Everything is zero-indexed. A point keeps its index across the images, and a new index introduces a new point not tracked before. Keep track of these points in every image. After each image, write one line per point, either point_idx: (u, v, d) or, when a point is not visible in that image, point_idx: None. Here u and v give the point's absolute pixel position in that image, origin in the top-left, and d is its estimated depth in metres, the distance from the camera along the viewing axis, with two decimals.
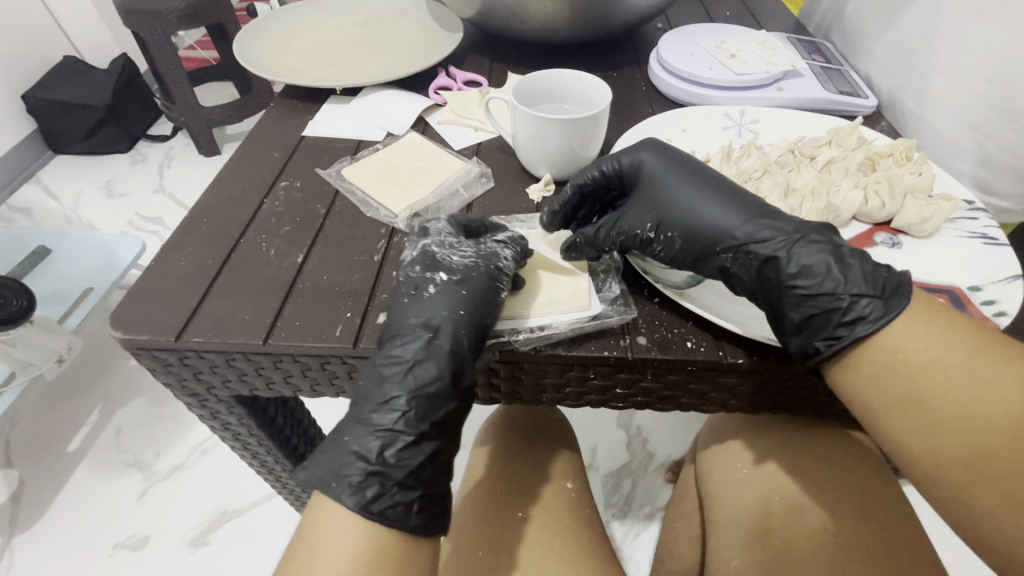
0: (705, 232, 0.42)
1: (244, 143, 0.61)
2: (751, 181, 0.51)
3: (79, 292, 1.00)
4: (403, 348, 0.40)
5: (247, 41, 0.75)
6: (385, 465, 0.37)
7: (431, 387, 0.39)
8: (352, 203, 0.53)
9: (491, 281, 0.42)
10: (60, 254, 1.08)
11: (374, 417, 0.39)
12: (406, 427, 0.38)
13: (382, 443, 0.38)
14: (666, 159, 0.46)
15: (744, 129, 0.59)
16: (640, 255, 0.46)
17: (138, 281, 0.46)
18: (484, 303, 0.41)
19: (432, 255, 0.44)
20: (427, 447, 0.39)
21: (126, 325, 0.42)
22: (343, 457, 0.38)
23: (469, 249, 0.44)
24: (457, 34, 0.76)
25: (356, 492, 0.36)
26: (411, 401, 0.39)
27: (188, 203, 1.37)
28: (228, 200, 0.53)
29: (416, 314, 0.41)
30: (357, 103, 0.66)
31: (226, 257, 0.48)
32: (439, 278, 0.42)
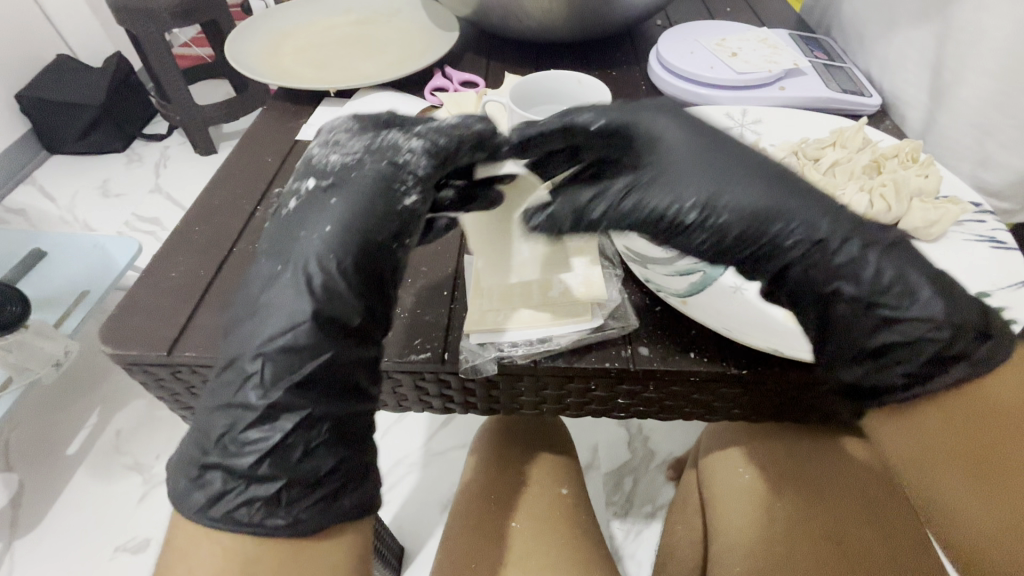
0: (761, 230, 0.34)
1: (238, 146, 0.60)
2: None
3: (74, 296, 0.99)
4: (261, 292, 0.34)
5: (239, 42, 0.74)
6: (225, 454, 0.33)
7: (285, 337, 0.32)
8: None
9: (392, 185, 0.36)
10: (55, 257, 1.07)
11: (229, 392, 0.33)
12: (256, 399, 0.32)
13: (231, 420, 0.33)
14: (678, 120, 0.37)
15: (747, 129, 0.56)
16: (640, 260, 0.44)
17: (129, 293, 0.45)
18: (384, 212, 0.36)
19: (310, 162, 0.38)
20: (281, 425, 0.32)
21: (117, 340, 0.41)
22: (211, 420, 0.34)
23: (352, 147, 0.37)
24: (453, 32, 0.75)
25: (201, 487, 0.33)
26: (259, 362, 0.32)
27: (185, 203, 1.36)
28: (221, 207, 0.52)
29: (303, 220, 0.35)
30: (352, 105, 0.65)
31: (219, 268, 0.47)
32: (309, 186, 0.37)
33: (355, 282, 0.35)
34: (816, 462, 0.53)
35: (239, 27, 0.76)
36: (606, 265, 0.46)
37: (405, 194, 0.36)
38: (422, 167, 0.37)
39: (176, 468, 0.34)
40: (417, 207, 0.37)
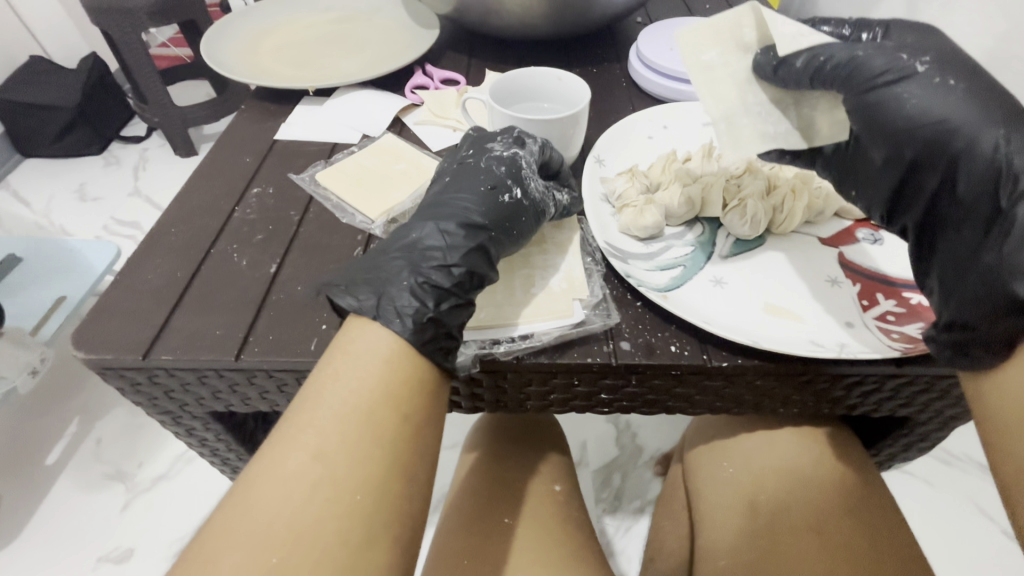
0: (962, 138, 0.35)
1: (215, 147, 0.59)
2: (733, 180, 0.49)
3: (50, 302, 0.98)
4: (453, 236, 0.40)
5: (215, 41, 0.73)
6: (439, 313, 0.36)
7: (484, 271, 0.40)
8: (327, 209, 0.52)
9: (523, 178, 0.44)
10: (30, 263, 1.04)
11: (431, 273, 0.38)
12: (457, 287, 0.38)
13: (416, 306, 0.36)
14: (960, 66, 0.36)
15: None
16: (621, 258, 0.45)
17: (103, 297, 0.44)
18: (512, 202, 0.43)
19: (518, 169, 0.44)
20: (470, 312, 0.39)
21: (90, 344, 0.40)
22: (405, 285, 0.37)
23: (543, 188, 0.45)
24: (434, 30, 0.75)
25: (415, 325, 0.35)
26: (466, 273, 0.39)
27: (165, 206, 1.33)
28: (198, 208, 0.52)
29: (460, 190, 0.43)
30: (331, 104, 0.65)
31: (196, 269, 0.46)
32: (515, 193, 0.43)
33: (496, 241, 0.41)
34: (808, 464, 0.53)
35: (215, 26, 0.75)
36: (588, 262, 0.46)
37: (529, 184, 0.44)
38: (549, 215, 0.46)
39: (375, 301, 0.36)
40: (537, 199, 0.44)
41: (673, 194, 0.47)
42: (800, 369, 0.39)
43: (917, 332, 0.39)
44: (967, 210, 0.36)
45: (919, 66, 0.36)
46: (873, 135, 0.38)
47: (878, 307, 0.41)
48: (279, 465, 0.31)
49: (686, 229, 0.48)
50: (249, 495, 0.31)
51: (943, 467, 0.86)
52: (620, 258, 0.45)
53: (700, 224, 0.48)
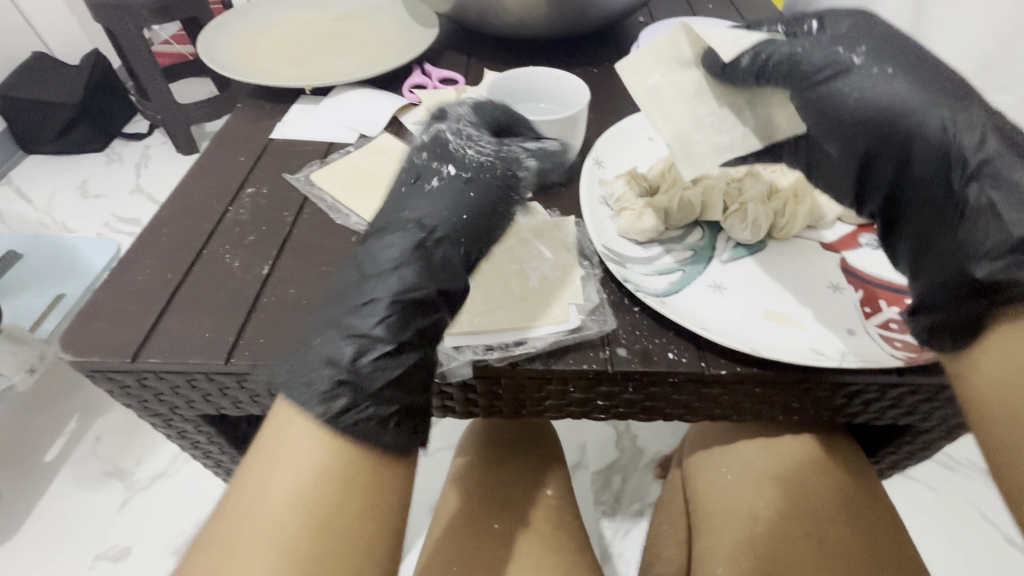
0: (915, 125, 0.33)
1: (208, 146, 0.58)
2: (735, 183, 0.48)
3: (51, 299, 0.98)
4: (385, 256, 0.36)
5: (213, 38, 0.72)
6: (362, 355, 0.33)
7: (414, 292, 0.35)
8: (321, 209, 0.51)
9: (493, 168, 0.41)
10: (31, 260, 1.04)
11: (352, 322, 0.34)
12: (386, 332, 0.34)
13: (340, 359, 0.33)
14: (897, 56, 0.34)
15: None
16: (618, 262, 0.44)
17: (92, 298, 0.43)
18: (490, 200, 0.40)
19: (445, 145, 0.41)
20: (408, 356, 0.35)
21: (78, 346, 0.40)
22: (328, 345, 0.34)
23: (488, 147, 0.41)
24: (433, 29, 0.74)
25: (324, 399, 0.31)
26: (392, 307, 0.35)
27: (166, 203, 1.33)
28: (190, 209, 0.51)
29: (422, 197, 0.39)
30: (329, 103, 0.64)
31: (188, 270, 0.45)
32: (447, 172, 0.40)
33: (469, 247, 0.39)
34: (821, 488, 0.51)
35: (214, 23, 0.74)
36: (584, 266, 0.45)
37: (506, 175, 0.41)
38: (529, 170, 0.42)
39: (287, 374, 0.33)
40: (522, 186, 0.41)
41: (673, 197, 0.46)
42: (801, 378, 0.38)
43: None
44: (921, 182, 0.34)
45: (856, 58, 0.35)
46: (825, 130, 0.36)
47: (880, 314, 0.41)
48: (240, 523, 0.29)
49: (685, 232, 0.47)
50: (214, 536, 0.29)
51: (947, 473, 0.85)
52: (618, 262, 0.44)
53: (699, 228, 0.48)
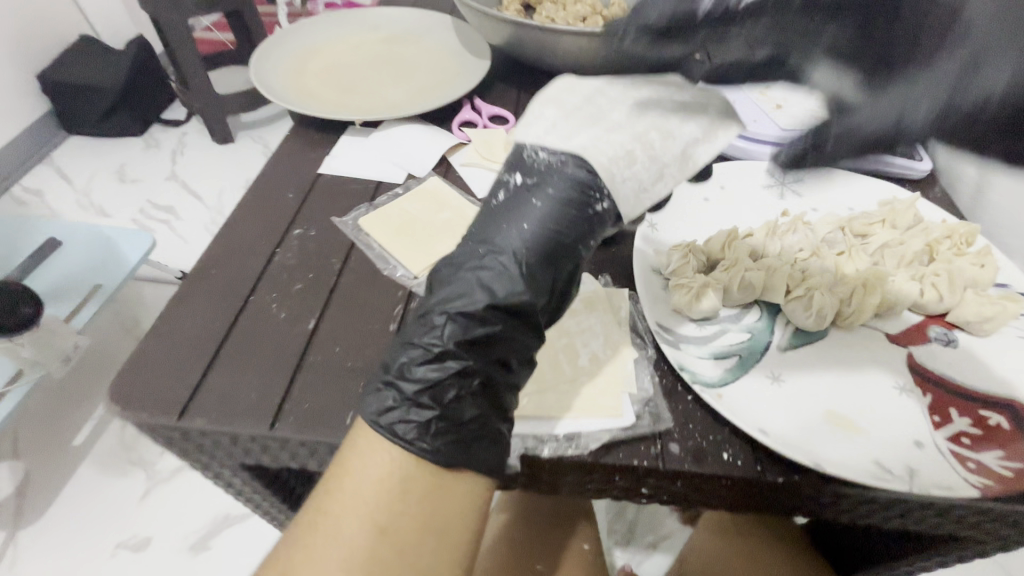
0: None
1: (258, 180, 0.58)
2: (798, 263, 0.46)
3: (86, 288, 0.99)
4: (461, 286, 0.37)
5: (264, 58, 0.72)
6: (416, 361, 0.35)
7: (465, 306, 0.36)
8: (368, 257, 0.51)
9: (588, 191, 0.39)
10: (71, 246, 1.06)
11: (410, 337, 0.36)
12: (441, 345, 0.35)
13: (407, 363, 0.36)
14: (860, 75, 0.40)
15: (787, 190, 0.57)
16: (674, 345, 0.42)
17: (140, 345, 0.43)
18: (573, 219, 0.39)
19: (522, 156, 0.40)
20: (451, 368, 0.35)
21: (128, 400, 0.39)
22: (392, 356, 0.36)
23: (556, 163, 0.39)
24: (484, 61, 0.73)
25: (379, 403, 0.35)
26: (445, 321, 0.36)
27: (203, 196, 1.34)
28: (239, 250, 0.51)
29: (513, 211, 0.39)
30: (376, 138, 0.63)
31: (236, 318, 0.45)
32: (524, 186, 0.39)
33: (549, 275, 0.38)
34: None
35: (266, 42, 0.74)
36: (638, 347, 0.44)
37: (597, 201, 0.39)
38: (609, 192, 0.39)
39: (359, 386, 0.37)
40: (608, 213, 0.40)
41: (734, 277, 0.44)
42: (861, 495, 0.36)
43: (995, 464, 0.36)
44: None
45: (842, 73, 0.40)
46: None
47: (950, 426, 0.38)
48: (324, 519, 0.32)
49: (741, 311, 0.45)
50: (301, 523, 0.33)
51: None
52: (673, 344, 0.42)
53: (757, 308, 0.46)
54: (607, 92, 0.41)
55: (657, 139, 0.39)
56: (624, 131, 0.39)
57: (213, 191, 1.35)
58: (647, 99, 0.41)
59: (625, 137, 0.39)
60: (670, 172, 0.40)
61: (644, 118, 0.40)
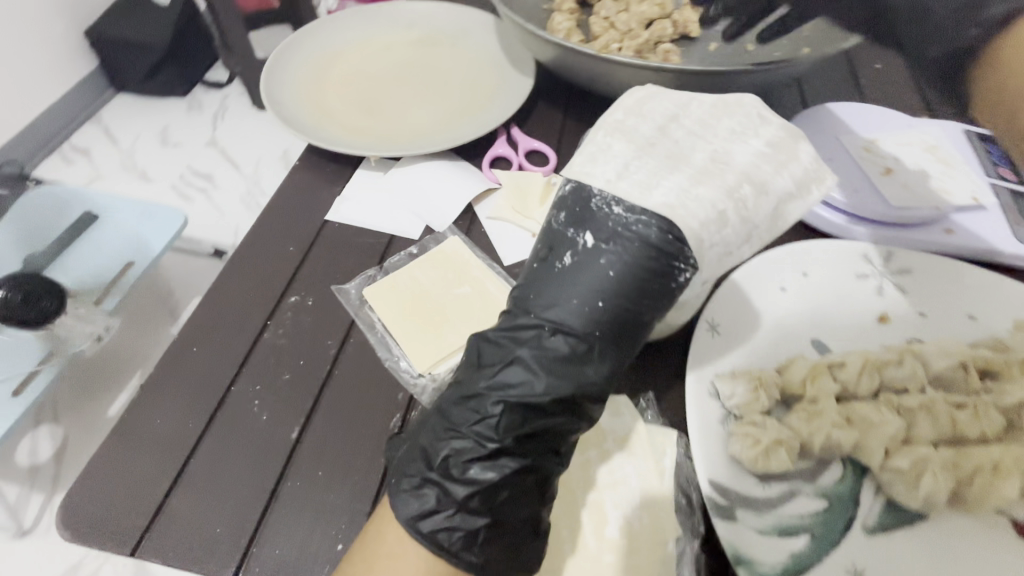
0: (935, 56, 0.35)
1: (257, 225, 0.51)
2: (903, 410, 0.36)
3: (115, 266, 0.68)
4: (513, 372, 0.35)
5: (280, 65, 0.64)
6: (473, 444, 0.34)
7: (525, 394, 0.34)
8: (370, 341, 0.43)
9: (669, 262, 0.35)
10: (108, 224, 0.72)
11: (461, 419, 0.35)
12: (495, 435, 0.34)
13: (462, 449, 0.34)
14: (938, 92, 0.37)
15: (888, 282, 0.45)
16: (727, 512, 0.34)
17: (102, 447, 0.38)
18: (644, 292, 0.36)
19: (583, 206, 0.37)
20: (505, 465, 0.33)
21: (80, 523, 0.35)
22: (440, 440, 0.34)
23: (623, 224, 0.35)
24: (527, 78, 0.62)
25: (416, 498, 0.33)
26: (502, 410, 0.34)
27: (242, 162, 0.91)
28: (226, 322, 0.44)
29: (579, 285, 0.36)
30: (393, 176, 0.55)
31: (211, 420, 0.39)
32: (583, 248, 0.36)
33: (619, 352, 0.37)
34: None
35: (283, 44, 0.66)
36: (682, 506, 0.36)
37: (681, 271, 0.36)
38: (685, 269, 0.36)
39: (399, 462, 0.35)
40: (688, 283, 0.37)
41: (815, 430, 0.35)
42: None
43: None
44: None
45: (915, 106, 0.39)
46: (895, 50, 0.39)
47: None
48: None
49: (818, 468, 0.36)
50: None
51: None
52: (726, 508, 0.34)
53: (841, 464, 0.36)
54: (673, 132, 0.38)
55: (751, 195, 0.35)
56: (715, 186, 0.35)
57: (255, 159, 0.92)
58: (724, 148, 0.37)
59: (718, 193, 0.35)
60: (759, 235, 0.36)
61: (731, 168, 0.36)
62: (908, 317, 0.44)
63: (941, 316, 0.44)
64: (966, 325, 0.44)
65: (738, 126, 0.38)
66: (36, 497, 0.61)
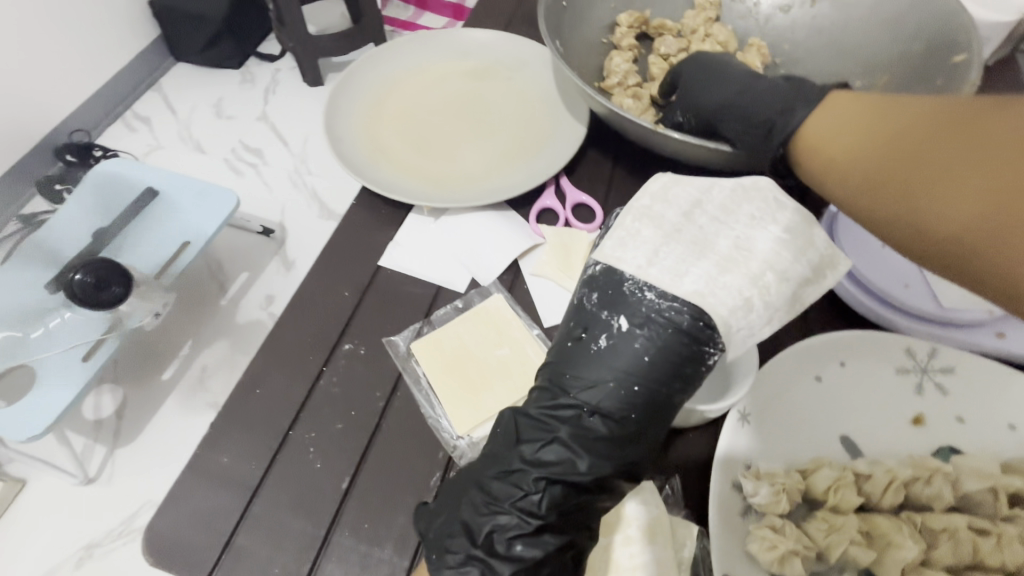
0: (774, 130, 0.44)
1: (315, 266, 0.54)
2: (925, 531, 0.37)
3: (174, 246, 0.62)
4: (550, 450, 0.37)
5: (340, 95, 0.66)
6: (518, 518, 0.35)
7: (564, 473, 0.36)
8: (414, 398, 0.47)
9: (699, 346, 0.37)
10: (185, 209, 0.64)
11: (503, 495, 0.36)
12: (539, 511, 0.35)
13: (510, 525, 0.35)
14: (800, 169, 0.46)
15: (927, 380, 0.44)
16: None
17: (179, 479, 0.43)
18: (675, 375, 0.37)
19: (616, 289, 0.38)
20: (546, 542, 0.35)
21: (162, 548, 0.41)
22: (484, 517, 0.35)
23: (654, 309, 0.37)
24: (580, 125, 0.63)
25: (460, 573, 0.34)
26: (543, 486, 0.36)
27: (290, 139, 0.88)
28: (287, 365, 0.48)
29: (615, 368, 0.37)
30: (443, 224, 0.57)
31: (271, 463, 0.44)
32: (617, 332, 0.38)
33: (652, 432, 0.38)
34: None
35: (345, 73, 0.68)
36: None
37: (710, 353, 0.37)
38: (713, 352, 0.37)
39: (438, 529, 0.36)
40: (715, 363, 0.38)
41: (833, 543, 0.37)
42: None
43: None
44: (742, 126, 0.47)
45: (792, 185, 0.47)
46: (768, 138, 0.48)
47: None
48: None
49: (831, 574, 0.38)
50: None
51: None
52: None
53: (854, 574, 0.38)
54: (697, 218, 0.39)
55: (773, 282, 0.36)
56: (740, 274, 0.36)
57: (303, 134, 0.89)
58: (746, 235, 0.38)
59: (743, 281, 0.36)
60: (781, 317, 0.36)
61: (754, 256, 0.37)
62: (944, 420, 0.44)
63: (979, 423, 0.44)
64: (1004, 434, 0.43)
65: (758, 213, 0.38)
66: (100, 447, 0.60)
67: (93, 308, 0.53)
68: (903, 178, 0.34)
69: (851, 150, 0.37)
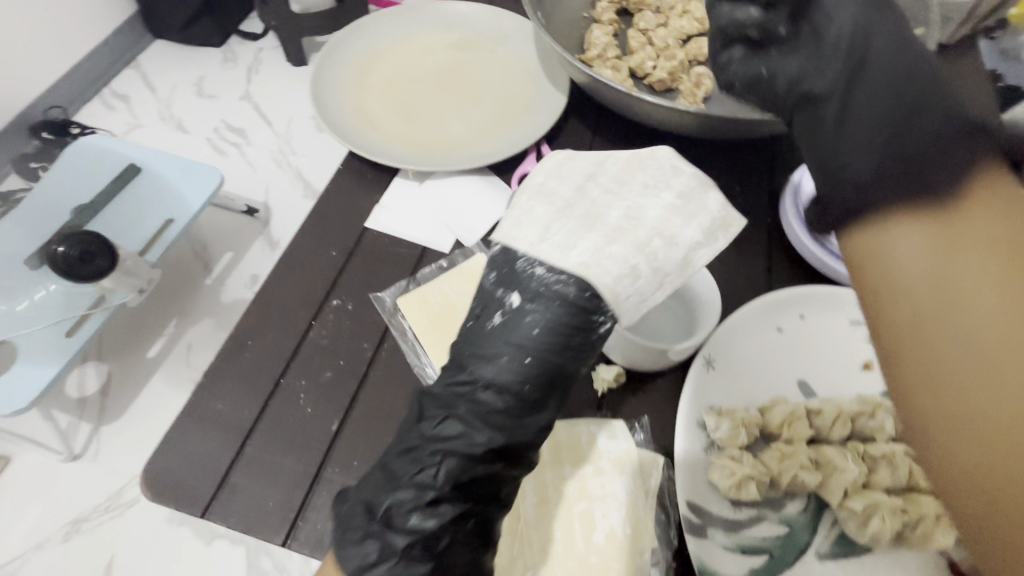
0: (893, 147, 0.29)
1: (304, 227, 0.56)
2: (867, 457, 0.41)
3: (157, 225, 0.62)
4: (448, 426, 0.38)
5: (324, 64, 0.67)
6: (416, 489, 0.36)
7: (459, 446, 0.37)
8: (401, 347, 0.49)
9: (589, 316, 0.37)
10: (158, 189, 0.64)
11: (400, 474, 0.37)
12: (438, 483, 0.36)
13: (404, 500, 0.36)
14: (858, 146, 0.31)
15: None
16: (697, 516, 0.39)
17: (175, 426, 0.45)
18: (568, 348, 0.38)
19: (512, 267, 0.39)
20: (445, 513, 0.36)
21: (157, 485, 0.43)
22: (385, 493, 0.37)
23: (545, 284, 0.37)
24: (561, 95, 0.65)
25: (362, 546, 0.35)
26: (438, 459, 0.37)
27: (272, 109, 0.87)
28: (277, 320, 0.50)
29: (507, 343, 0.38)
30: (429, 188, 0.59)
31: (263, 407, 0.46)
32: (510, 308, 0.38)
33: (551, 401, 0.38)
34: None
35: (328, 43, 0.69)
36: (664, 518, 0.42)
37: (601, 322, 0.38)
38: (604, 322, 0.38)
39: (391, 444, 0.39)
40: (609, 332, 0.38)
41: (785, 469, 0.40)
42: None
43: None
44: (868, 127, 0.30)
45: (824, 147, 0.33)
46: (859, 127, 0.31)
47: None
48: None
49: (785, 497, 0.41)
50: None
51: None
52: (700, 513, 0.39)
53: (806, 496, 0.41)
54: (590, 191, 0.40)
55: (660, 247, 0.38)
56: (626, 244, 0.37)
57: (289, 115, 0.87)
58: (637, 204, 0.39)
59: (630, 249, 0.37)
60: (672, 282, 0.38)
61: (642, 225, 0.38)
62: None
63: None
64: None
65: (652, 180, 0.40)
66: (86, 424, 0.62)
67: (73, 278, 0.52)
68: (975, 355, 0.23)
69: (973, 275, 0.24)
